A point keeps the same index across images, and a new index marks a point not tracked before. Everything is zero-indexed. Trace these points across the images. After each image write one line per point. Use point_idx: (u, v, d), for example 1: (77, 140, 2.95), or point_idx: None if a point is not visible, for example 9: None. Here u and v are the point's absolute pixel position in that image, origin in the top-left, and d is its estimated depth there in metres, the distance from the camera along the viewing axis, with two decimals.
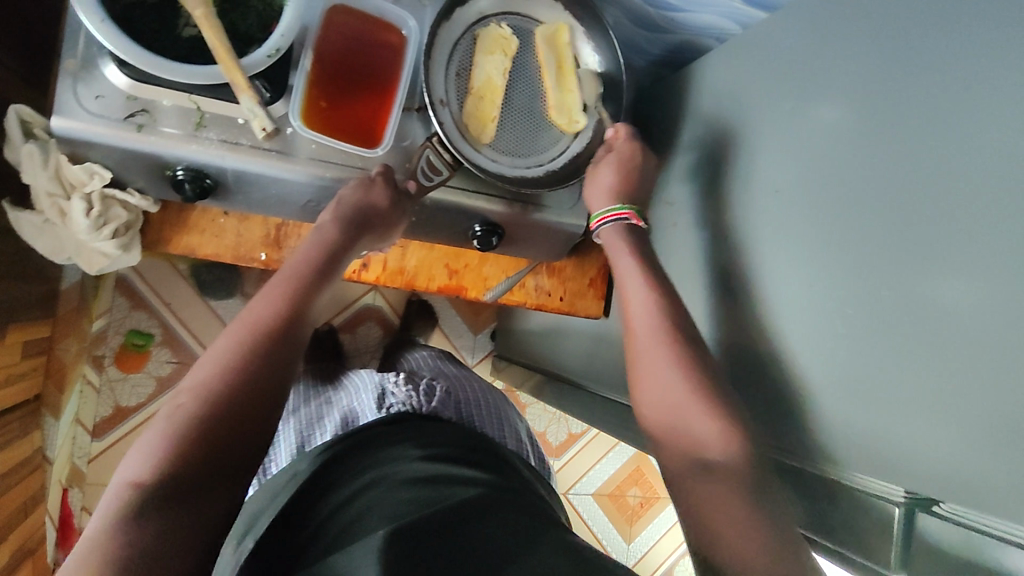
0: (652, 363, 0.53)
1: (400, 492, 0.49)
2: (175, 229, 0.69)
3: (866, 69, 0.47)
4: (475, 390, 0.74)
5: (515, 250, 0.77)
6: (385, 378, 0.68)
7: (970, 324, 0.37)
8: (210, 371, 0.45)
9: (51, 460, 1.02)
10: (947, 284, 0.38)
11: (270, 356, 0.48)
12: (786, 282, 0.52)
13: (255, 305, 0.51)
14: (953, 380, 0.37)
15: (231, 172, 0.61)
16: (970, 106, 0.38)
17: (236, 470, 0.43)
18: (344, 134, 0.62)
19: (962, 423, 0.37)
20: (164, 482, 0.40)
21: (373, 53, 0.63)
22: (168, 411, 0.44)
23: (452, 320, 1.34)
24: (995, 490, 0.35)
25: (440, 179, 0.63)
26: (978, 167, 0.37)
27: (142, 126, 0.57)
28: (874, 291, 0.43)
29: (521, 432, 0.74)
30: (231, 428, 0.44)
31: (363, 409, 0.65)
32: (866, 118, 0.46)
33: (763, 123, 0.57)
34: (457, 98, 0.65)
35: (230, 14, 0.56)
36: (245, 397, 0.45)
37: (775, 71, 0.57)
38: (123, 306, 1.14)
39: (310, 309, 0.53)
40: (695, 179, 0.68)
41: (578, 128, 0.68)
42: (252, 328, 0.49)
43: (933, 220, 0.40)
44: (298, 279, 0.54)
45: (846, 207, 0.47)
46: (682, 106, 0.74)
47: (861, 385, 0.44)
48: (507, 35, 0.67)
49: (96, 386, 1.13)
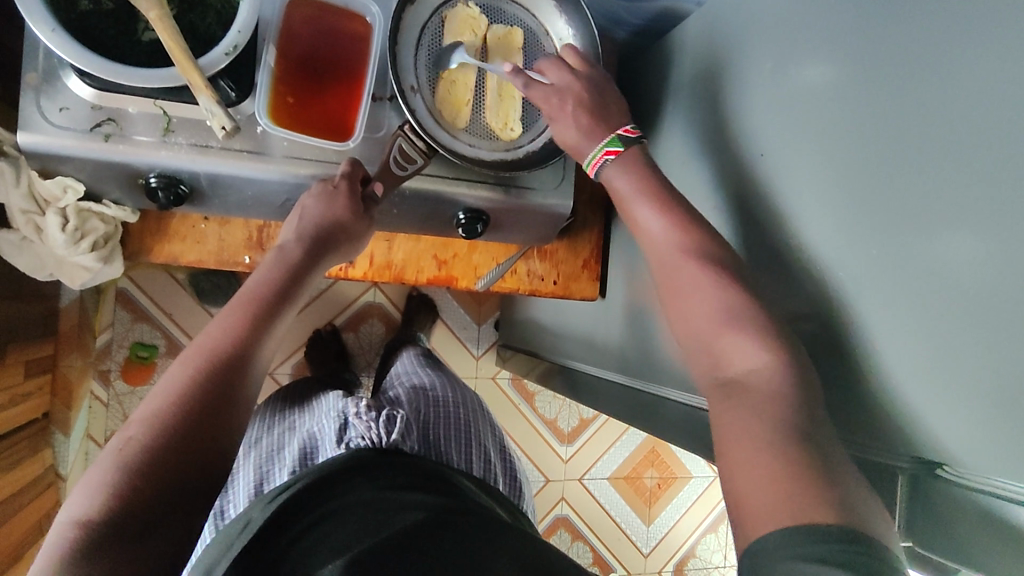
0: (665, 294, 0.50)
1: (354, 521, 0.55)
2: (157, 238, 0.68)
3: (852, 19, 0.45)
4: (444, 411, 0.77)
5: (503, 236, 0.76)
6: (347, 408, 0.70)
7: (977, 280, 0.35)
8: (163, 400, 0.46)
9: (65, 476, 1.03)
10: (948, 241, 0.37)
11: (225, 384, 0.48)
12: (780, 250, 0.50)
13: (211, 331, 0.52)
14: (957, 339, 0.36)
15: (205, 176, 0.60)
16: (968, 52, 0.37)
17: (194, 501, 0.44)
18: (313, 129, 0.60)
19: (966, 382, 0.36)
20: (114, 514, 0.40)
21: (335, 44, 0.61)
22: (118, 443, 0.44)
23: (454, 312, 1.33)
24: (1012, 451, 0.34)
25: (416, 168, 0.61)
26: (977, 114, 0.36)
27: (109, 136, 0.57)
28: (862, 251, 0.42)
29: (489, 451, 0.78)
30: (183, 459, 0.44)
31: (325, 445, 0.69)
32: (852, 70, 0.44)
33: (748, 86, 0.55)
34: (428, 84, 0.64)
35: (188, 15, 0.55)
36: (197, 425, 0.46)
37: (759, 31, 0.54)
38: (125, 319, 1.14)
39: (269, 335, 0.54)
40: (685, 150, 0.66)
41: (511, 135, 0.66)
42: (208, 354, 0.50)
43: (926, 173, 0.38)
44: (255, 302, 0.55)
45: (831, 169, 0.45)
46: (668, 74, 0.72)
47: (862, 348, 0.42)
48: (475, 15, 0.65)
49: (105, 400, 1.14)
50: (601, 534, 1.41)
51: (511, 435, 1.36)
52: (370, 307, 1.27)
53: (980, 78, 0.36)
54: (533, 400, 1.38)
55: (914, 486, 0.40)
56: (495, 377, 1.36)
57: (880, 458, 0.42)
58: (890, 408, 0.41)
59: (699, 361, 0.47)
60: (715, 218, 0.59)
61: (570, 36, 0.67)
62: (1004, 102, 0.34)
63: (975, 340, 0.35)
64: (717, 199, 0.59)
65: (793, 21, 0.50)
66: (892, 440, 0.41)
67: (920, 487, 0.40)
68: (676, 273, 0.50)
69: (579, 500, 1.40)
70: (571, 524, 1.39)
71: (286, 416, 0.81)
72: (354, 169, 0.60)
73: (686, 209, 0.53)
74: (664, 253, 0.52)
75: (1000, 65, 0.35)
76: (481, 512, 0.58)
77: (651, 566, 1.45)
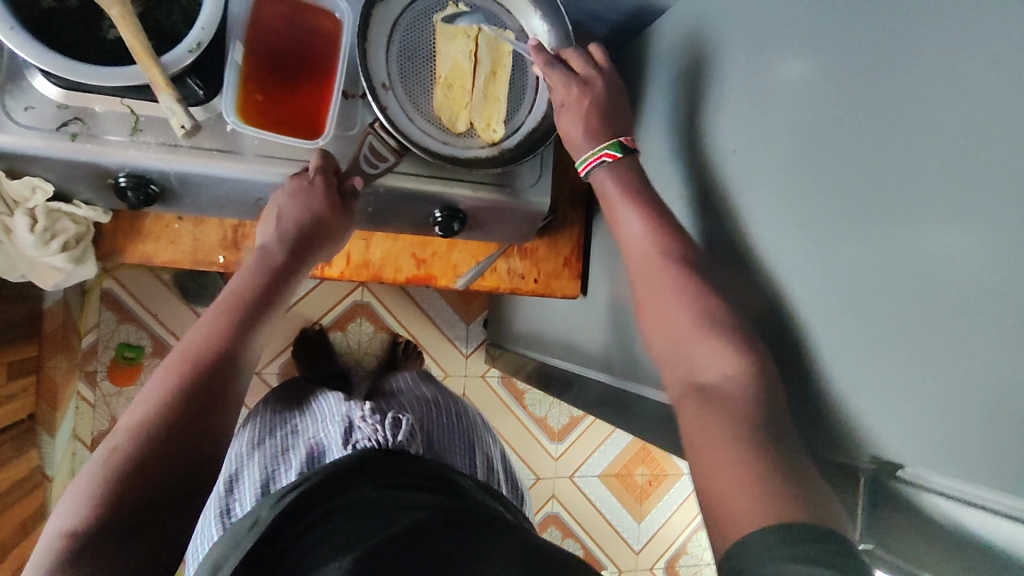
0: (643, 290, 0.50)
1: (356, 520, 0.53)
2: (130, 238, 0.68)
3: (820, 11, 0.44)
4: (440, 415, 0.77)
5: (482, 235, 0.75)
6: (352, 412, 0.71)
7: (938, 272, 0.35)
8: (152, 398, 0.46)
9: (51, 477, 1.03)
10: (914, 236, 0.36)
11: (207, 386, 0.48)
12: (748, 247, 0.50)
13: (192, 335, 0.51)
14: (919, 331, 0.36)
15: (175, 176, 0.60)
16: (930, 41, 0.36)
17: (180, 504, 0.44)
18: (284, 127, 0.60)
19: (930, 377, 0.35)
20: (107, 511, 0.41)
21: (307, 42, 0.60)
22: (102, 454, 0.44)
23: (443, 311, 1.33)
24: (980, 447, 0.33)
25: (387, 166, 0.61)
26: (943, 105, 0.35)
27: (76, 135, 0.56)
28: (830, 248, 0.42)
29: (489, 457, 0.79)
30: (172, 454, 0.44)
31: (328, 448, 0.69)
32: (821, 63, 0.43)
33: (719, 83, 0.55)
34: (424, 90, 0.64)
35: (154, 13, 0.55)
36: (181, 430, 0.45)
37: (729, 26, 0.54)
38: (111, 320, 1.14)
39: (252, 335, 0.54)
40: (659, 146, 0.66)
41: (493, 136, 0.66)
42: (189, 359, 0.49)
43: (894, 168, 0.38)
44: (238, 303, 0.55)
45: (800, 164, 0.45)
46: (646, 69, 0.71)
47: (828, 347, 0.42)
48: (467, 17, 0.65)
49: (92, 401, 1.13)
50: (593, 532, 1.41)
51: (502, 434, 1.35)
52: (357, 307, 1.27)
53: (943, 68, 0.35)
54: (523, 399, 1.37)
55: (874, 489, 0.40)
56: (485, 376, 1.35)
57: (845, 458, 0.41)
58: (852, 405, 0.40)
59: (672, 359, 0.47)
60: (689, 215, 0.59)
61: (544, 32, 0.66)
62: (966, 92, 0.34)
63: (939, 332, 0.35)
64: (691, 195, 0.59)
65: (764, 15, 0.50)
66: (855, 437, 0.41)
67: (880, 492, 0.40)
68: (645, 275, 0.51)
69: (570, 497, 1.40)
70: (562, 522, 1.39)
71: (286, 417, 0.81)
72: (324, 162, 0.59)
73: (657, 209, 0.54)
74: (643, 251, 0.52)
75: (961, 54, 0.35)
76: (479, 512, 0.57)
77: (642, 563, 1.45)
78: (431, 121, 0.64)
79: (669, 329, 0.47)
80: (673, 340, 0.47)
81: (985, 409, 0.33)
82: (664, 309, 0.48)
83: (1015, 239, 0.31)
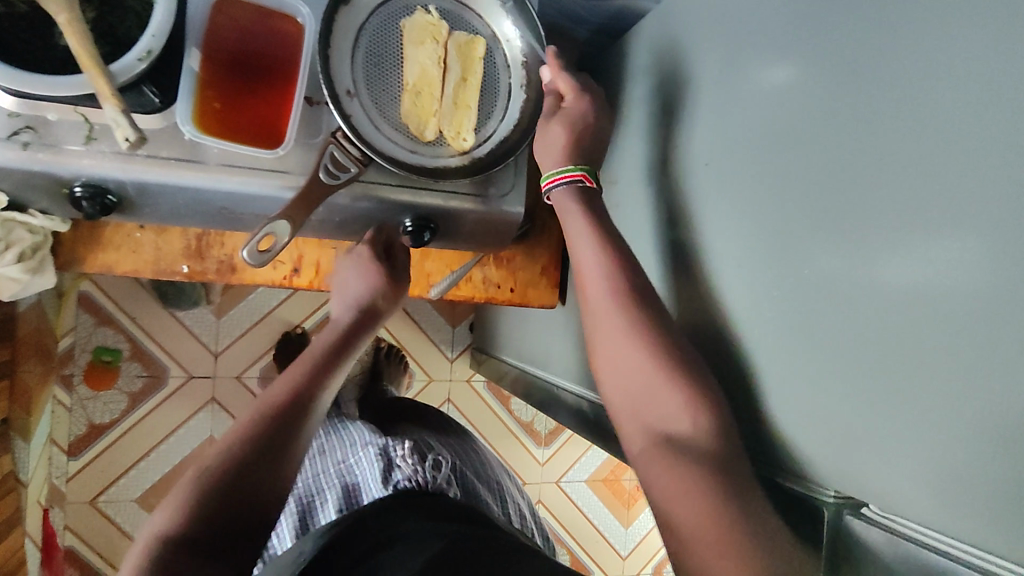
0: (604, 331, 0.51)
1: (409, 550, 0.50)
2: (90, 247, 0.66)
3: (805, 24, 0.43)
4: (472, 462, 0.76)
5: (455, 244, 0.73)
6: (389, 445, 0.66)
7: (912, 300, 0.34)
8: (227, 438, 0.52)
9: (25, 483, 0.99)
10: (891, 264, 0.35)
11: (278, 426, 0.53)
12: (726, 266, 0.49)
13: (273, 387, 0.57)
14: (898, 364, 0.34)
15: (132, 185, 0.58)
16: (904, 53, 0.35)
17: (243, 530, 0.48)
18: (243, 136, 0.58)
19: (903, 411, 0.34)
20: (180, 533, 0.46)
21: (269, 47, 0.59)
22: (187, 479, 0.49)
23: (428, 315, 1.31)
24: (962, 486, 0.32)
25: (348, 177, 0.59)
26: (922, 130, 0.34)
27: (27, 144, 0.54)
28: (803, 272, 0.41)
29: (518, 508, 0.78)
30: (246, 482, 0.49)
31: (363, 487, 0.66)
32: (800, 79, 0.42)
33: (701, 96, 0.54)
34: (391, 98, 0.62)
35: (107, 18, 0.53)
36: (252, 463, 0.50)
37: (711, 39, 0.53)
38: (88, 323, 1.13)
39: (323, 388, 0.58)
40: (638, 155, 0.65)
41: (464, 145, 0.64)
42: (266, 403, 0.54)
43: (872, 192, 0.36)
44: (313, 359, 0.59)
45: (768, 178, 0.45)
46: (628, 76, 0.69)
47: (804, 373, 0.41)
48: (436, 21, 0.62)
49: (69, 405, 1.12)
50: (579, 537, 1.39)
51: (487, 439, 1.34)
52: None
53: (913, 79, 0.35)
54: (510, 404, 1.36)
55: (836, 528, 0.40)
56: (470, 380, 1.34)
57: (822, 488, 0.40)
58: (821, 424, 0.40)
59: (638, 415, 0.47)
60: (669, 229, 0.58)
61: (517, 38, 0.65)
62: (947, 116, 0.33)
63: (909, 358, 0.34)
64: (672, 209, 0.57)
65: (742, 24, 0.49)
66: (826, 460, 0.40)
67: (841, 531, 0.40)
68: (600, 310, 0.51)
69: (557, 503, 1.39)
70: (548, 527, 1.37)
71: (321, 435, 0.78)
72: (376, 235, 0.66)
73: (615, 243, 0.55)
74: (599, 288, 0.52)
75: (933, 68, 0.34)
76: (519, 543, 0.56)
77: (629, 568, 1.44)
78: (398, 128, 0.62)
79: (629, 379, 0.48)
80: (632, 392, 0.48)
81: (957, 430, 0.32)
82: (620, 357, 0.49)
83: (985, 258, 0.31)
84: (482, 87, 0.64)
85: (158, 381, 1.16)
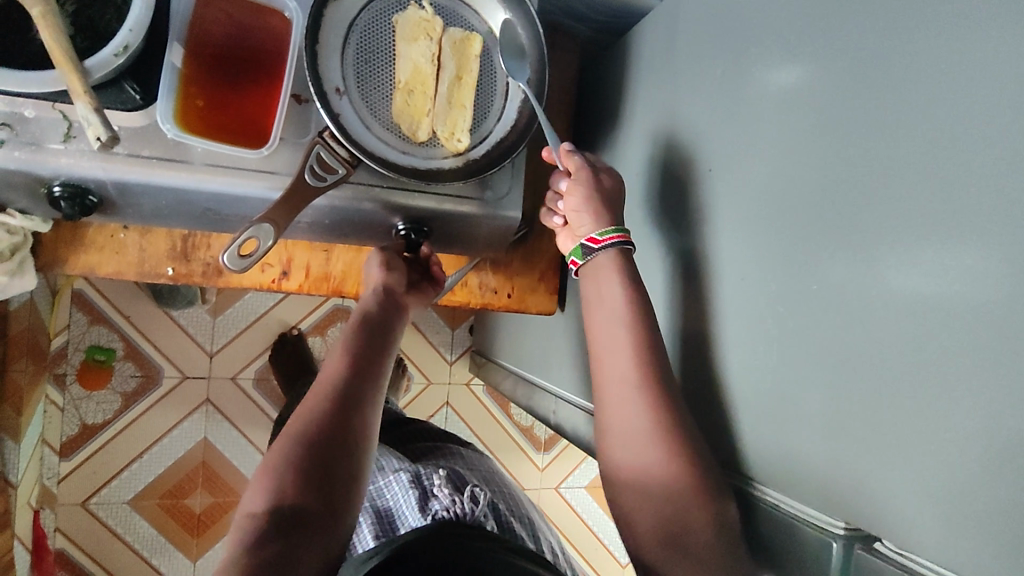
0: (620, 417, 0.52)
1: None
2: (72, 249, 0.64)
3: (840, 26, 0.41)
4: (508, 496, 0.70)
5: (450, 247, 0.71)
6: (423, 474, 0.63)
7: (953, 319, 0.33)
8: (300, 419, 0.50)
9: (14, 484, 0.98)
10: (931, 280, 0.34)
11: (343, 397, 0.52)
12: (745, 279, 0.47)
13: (327, 363, 0.56)
14: (943, 386, 0.33)
15: (113, 185, 0.56)
16: (928, 65, 0.35)
17: (338, 496, 0.47)
18: (225, 134, 0.55)
19: (949, 436, 0.33)
20: (274, 511, 0.45)
21: (255, 43, 0.56)
22: (270, 454, 0.49)
23: (428, 318, 1.29)
24: (1008, 513, 0.31)
25: (336, 178, 0.56)
26: (966, 142, 0.32)
27: (3, 142, 0.52)
28: (838, 284, 0.39)
29: (555, 543, 0.71)
30: (326, 448, 0.48)
31: (398, 514, 0.61)
32: (831, 86, 0.41)
33: (719, 101, 0.52)
34: (382, 96, 0.60)
35: (85, 11, 0.51)
36: (329, 430, 0.49)
37: (730, 40, 0.51)
38: (81, 322, 1.11)
39: (377, 360, 0.58)
40: (641, 161, 0.64)
41: (458, 146, 0.61)
42: (325, 379, 0.54)
43: (912, 205, 0.35)
44: (359, 334, 0.59)
45: (785, 192, 0.44)
46: (634, 77, 0.67)
47: (829, 392, 0.39)
48: (430, 17, 0.60)
49: (61, 405, 1.10)
50: (578, 545, 1.37)
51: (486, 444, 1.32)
52: (337, 311, 1.23)
53: (935, 95, 0.34)
54: (509, 408, 1.33)
55: (846, 557, 0.39)
56: (469, 384, 1.32)
57: (849, 510, 0.39)
58: (830, 441, 0.40)
59: (643, 506, 0.50)
60: (682, 237, 0.56)
61: (514, 35, 0.62)
62: (994, 129, 0.31)
63: (953, 380, 0.32)
64: (685, 216, 0.56)
65: (760, 31, 0.48)
66: (849, 483, 0.38)
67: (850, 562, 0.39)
68: (619, 391, 0.53)
69: (556, 510, 1.36)
70: None
71: None
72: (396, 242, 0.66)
73: (625, 318, 0.54)
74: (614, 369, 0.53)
75: (958, 82, 0.33)
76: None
77: None
78: (390, 129, 0.60)
79: (645, 470, 0.50)
80: (642, 476, 0.50)
81: (975, 452, 0.32)
82: (636, 447, 0.51)
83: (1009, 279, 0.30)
84: (477, 87, 0.62)
85: (152, 381, 1.15)
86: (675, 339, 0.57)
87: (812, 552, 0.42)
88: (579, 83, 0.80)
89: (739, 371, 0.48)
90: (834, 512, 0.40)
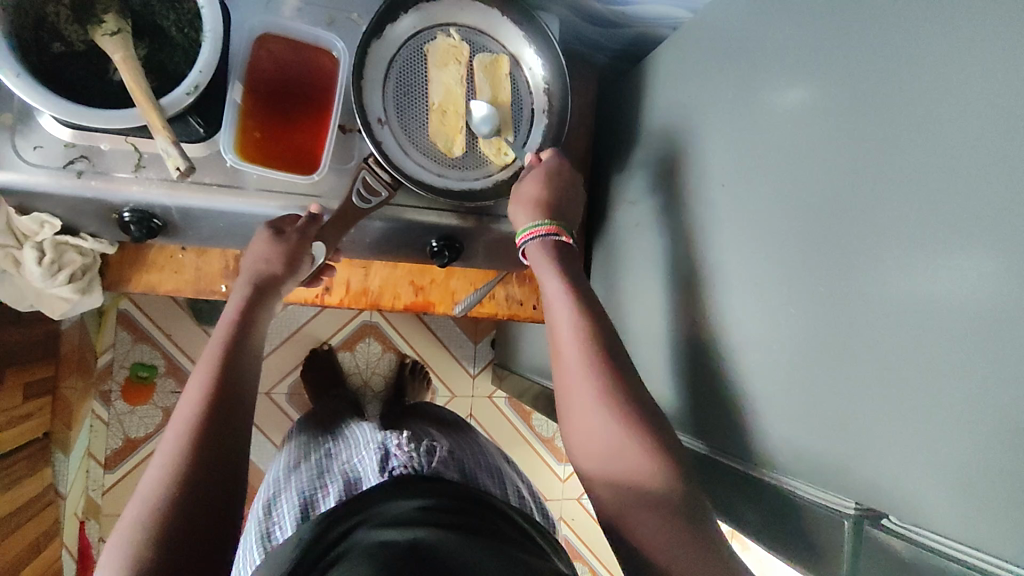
0: (585, 410, 0.51)
1: (398, 529, 0.44)
2: (135, 268, 0.70)
3: (838, 56, 0.45)
4: (476, 452, 0.66)
5: (479, 263, 0.76)
6: (387, 440, 0.60)
7: (940, 314, 0.36)
8: (188, 415, 0.49)
9: (63, 495, 1.03)
10: (931, 279, 0.37)
11: (221, 434, 0.48)
12: (753, 284, 0.52)
13: (182, 406, 0.50)
14: (938, 373, 0.36)
15: (176, 210, 0.61)
16: (918, 88, 0.39)
17: (222, 540, 0.44)
18: (279, 163, 0.61)
19: (946, 421, 0.36)
20: None
21: (305, 77, 0.62)
22: (124, 534, 0.42)
23: (451, 332, 1.34)
24: (996, 487, 0.34)
25: (378, 201, 0.61)
26: (950, 156, 0.37)
27: (82, 172, 0.58)
28: (842, 287, 0.43)
29: (521, 487, 0.66)
30: (211, 492, 0.45)
31: (364, 476, 0.57)
32: (831, 107, 0.45)
33: (726, 121, 0.57)
34: (419, 124, 0.65)
35: (158, 54, 0.57)
36: (198, 484, 0.45)
37: (738, 66, 0.56)
38: (126, 340, 1.17)
39: (250, 374, 0.54)
40: (654, 178, 0.69)
41: (506, 160, 0.67)
42: (191, 425, 0.48)
43: (905, 212, 0.39)
44: (219, 359, 0.53)
45: (792, 203, 0.48)
46: (648, 100, 0.73)
47: (839, 387, 0.43)
48: (457, 43, 0.66)
49: (106, 420, 1.16)
50: (602, 555, 1.39)
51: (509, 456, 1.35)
52: (366, 327, 1.28)
53: (925, 115, 0.38)
54: (530, 420, 1.37)
55: (856, 534, 0.43)
56: (492, 397, 1.35)
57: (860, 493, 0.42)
58: (845, 428, 0.43)
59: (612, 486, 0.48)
60: (695, 246, 0.60)
61: (539, 66, 0.68)
62: (972, 145, 0.36)
63: (944, 369, 0.36)
64: (697, 228, 0.60)
65: (764, 59, 0.53)
66: (861, 469, 0.42)
67: (862, 538, 0.43)
68: (573, 372, 0.53)
69: (579, 521, 1.39)
70: (571, 546, 1.37)
71: (321, 444, 0.72)
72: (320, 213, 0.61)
73: (584, 303, 0.56)
74: (574, 356, 0.53)
75: (948, 100, 0.37)
76: (513, 520, 0.52)
77: None
78: (426, 153, 0.65)
79: (601, 451, 0.49)
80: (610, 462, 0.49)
81: (966, 433, 0.35)
82: (586, 418, 0.51)
83: (997, 275, 0.34)
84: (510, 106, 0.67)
85: None
86: (689, 343, 0.60)
87: (824, 532, 0.45)
88: (598, 107, 0.85)
89: (754, 370, 0.51)
90: (846, 494, 0.43)
